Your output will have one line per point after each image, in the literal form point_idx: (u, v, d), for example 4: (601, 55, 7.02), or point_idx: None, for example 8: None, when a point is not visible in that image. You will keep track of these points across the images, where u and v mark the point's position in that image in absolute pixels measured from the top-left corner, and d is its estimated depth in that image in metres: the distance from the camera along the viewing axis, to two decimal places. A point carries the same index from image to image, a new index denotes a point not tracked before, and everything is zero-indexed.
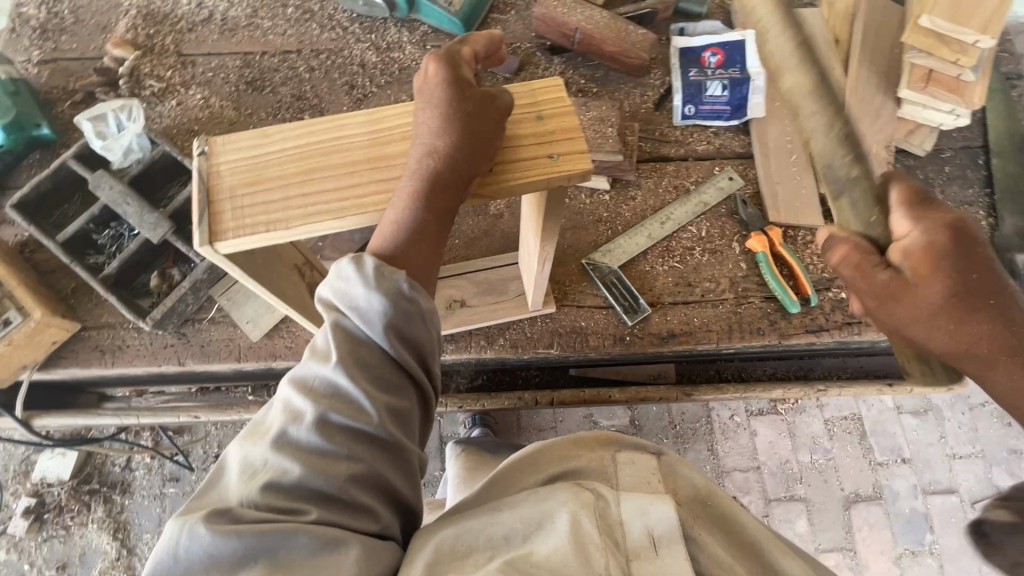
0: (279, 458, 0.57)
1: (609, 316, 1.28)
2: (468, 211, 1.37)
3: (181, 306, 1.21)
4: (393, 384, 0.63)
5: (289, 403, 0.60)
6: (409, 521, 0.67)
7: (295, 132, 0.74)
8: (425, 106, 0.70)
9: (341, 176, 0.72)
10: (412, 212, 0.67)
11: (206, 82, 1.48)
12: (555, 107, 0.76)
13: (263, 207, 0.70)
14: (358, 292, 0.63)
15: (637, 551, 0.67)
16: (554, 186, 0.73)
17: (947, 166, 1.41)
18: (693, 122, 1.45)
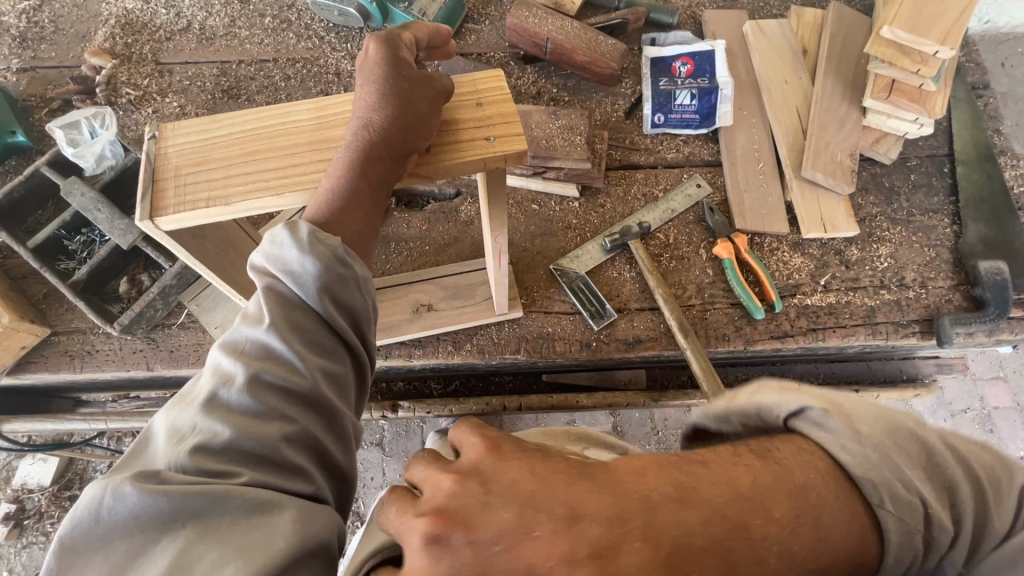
0: (207, 422, 0.56)
1: (576, 322, 1.30)
2: (438, 218, 1.39)
3: (150, 312, 1.22)
4: (327, 347, 0.64)
5: (219, 368, 0.60)
6: (347, 492, 0.65)
7: (243, 117, 0.76)
8: (363, 81, 0.72)
9: (285, 156, 0.73)
10: (346, 181, 0.68)
11: (183, 90, 1.50)
12: (494, 94, 0.78)
13: (205, 185, 0.71)
14: (291, 255, 0.64)
15: None
16: (491, 167, 0.74)
17: (912, 174, 1.43)
18: (662, 130, 1.47)
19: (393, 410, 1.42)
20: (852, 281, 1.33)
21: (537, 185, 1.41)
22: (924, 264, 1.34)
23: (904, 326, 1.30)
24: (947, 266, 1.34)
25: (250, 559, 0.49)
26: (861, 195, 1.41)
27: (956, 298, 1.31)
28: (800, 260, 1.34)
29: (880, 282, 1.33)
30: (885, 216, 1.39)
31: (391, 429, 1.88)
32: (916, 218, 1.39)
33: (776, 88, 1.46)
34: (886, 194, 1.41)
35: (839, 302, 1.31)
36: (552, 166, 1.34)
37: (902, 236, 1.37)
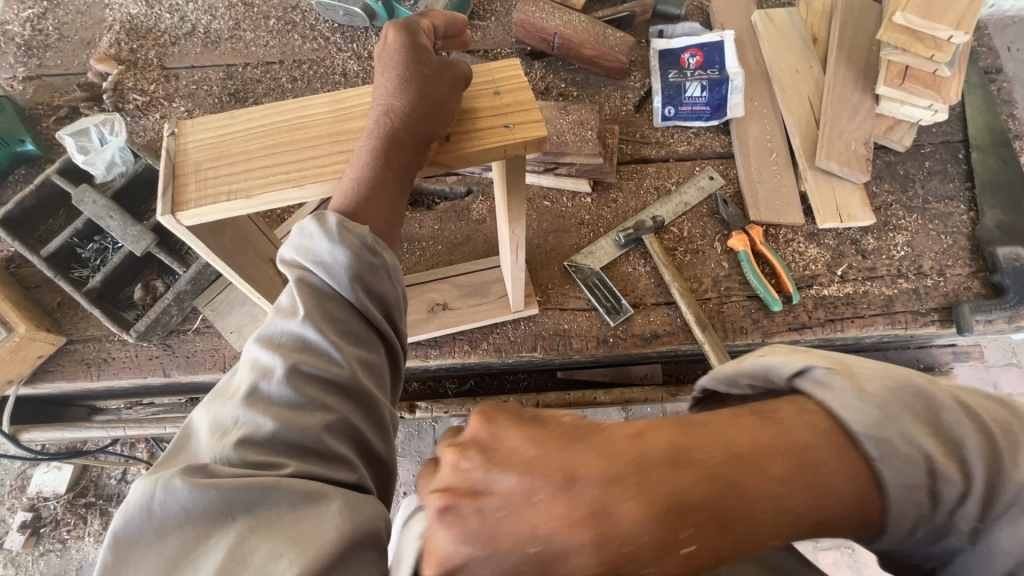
0: (250, 415, 0.56)
1: (592, 318, 1.29)
2: (450, 217, 1.38)
3: (165, 318, 1.22)
4: (361, 336, 0.63)
5: (256, 361, 0.60)
6: (387, 481, 0.64)
7: (261, 112, 0.75)
8: (382, 68, 0.72)
9: (306, 148, 0.72)
10: (369, 168, 0.67)
11: (190, 94, 1.49)
12: (512, 83, 0.77)
13: (226, 179, 0.70)
14: (321, 246, 0.63)
15: None
16: (510, 154, 0.74)
17: (926, 161, 1.42)
18: (673, 123, 1.46)
19: (409, 411, 1.42)
20: (869, 270, 1.32)
21: (549, 182, 1.39)
22: (941, 252, 1.33)
23: (923, 315, 1.29)
24: (964, 253, 1.33)
25: (302, 551, 0.49)
26: (875, 183, 1.40)
27: (974, 285, 1.30)
28: (816, 251, 1.33)
29: (898, 271, 1.32)
30: (901, 204, 1.38)
31: (405, 429, 1.89)
32: (932, 205, 1.38)
33: (786, 77, 1.45)
34: (901, 182, 1.40)
35: (856, 292, 1.30)
36: (563, 161, 1.34)
37: (918, 224, 1.36)
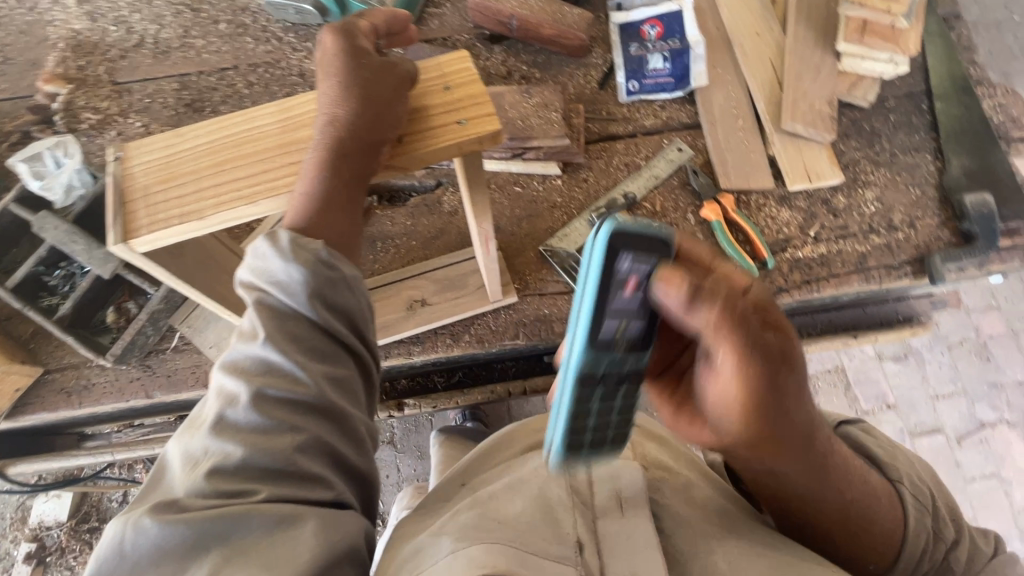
0: (219, 444, 0.56)
1: (571, 300, 1.29)
2: (422, 211, 1.37)
3: (141, 339, 1.22)
4: (326, 352, 0.64)
5: (221, 388, 0.60)
6: (368, 489, 0.67)
7: (205, 128, 0.73)
8: (325, 76, 0.72)
9: (256, 163, 0.71)
10: (317, 181, 0.69)
11: (144, 108, 1.46)
12: (462, 76, 0.76)
13: (177, 202, 0.69)
14: (276, 266, 0.64)
15: (605, 511, 0.69)
16: (466, 151, 0.73)
17: (891, 115, 1.42)
18: (638, 97, 1.45)
19: (398, 409, 1.45)
20: (842, 229, 1.33)
21: (518, 167, 1.38)
22: (910, 204, 1.34)
23: (896, 269, 1.30)
24: (933, 203, 1.34)
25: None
26: (842, 141, 1.40)
27: (944, 234, 1.32)
28: (788, 214, 1.34)
29: (869, 227, 1.33)
30: (868, 160, 1.38)
31: (401, 426, 1.91)
32: (899, 158, 1.38)
33: (747, 41, 1.44)
34: (867, 137, 1.40)
35: (830, 252, 1.31)
36: (530, 146, 1.32)
37: (886, 178, 1.37)
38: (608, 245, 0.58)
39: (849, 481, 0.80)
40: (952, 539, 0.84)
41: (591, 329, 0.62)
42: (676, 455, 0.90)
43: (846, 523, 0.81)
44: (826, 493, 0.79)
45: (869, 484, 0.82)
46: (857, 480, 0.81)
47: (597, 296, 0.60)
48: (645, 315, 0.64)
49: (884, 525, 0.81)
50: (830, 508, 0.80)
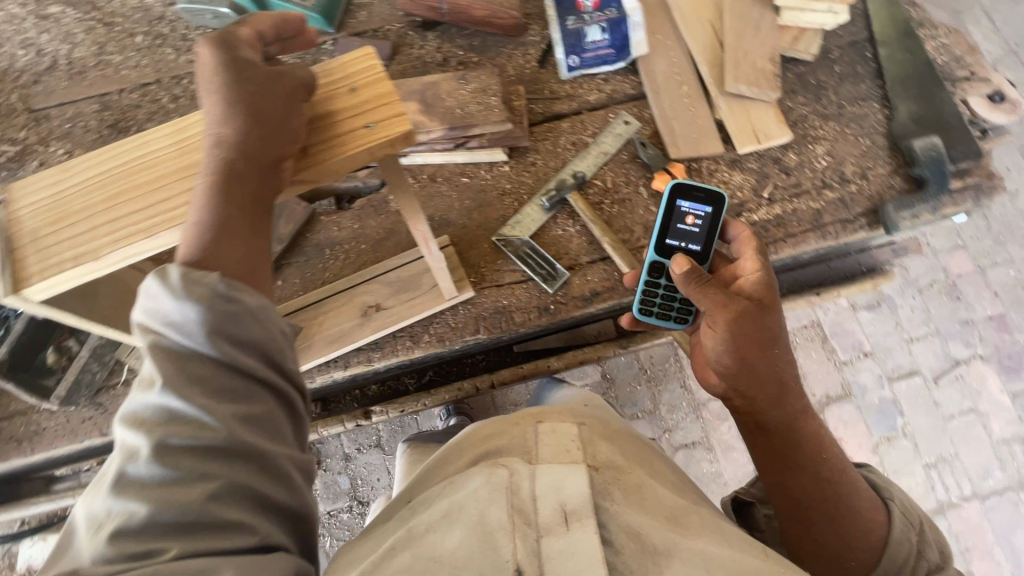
0: (121, 503, 0.54)
1: (529, 289, 1.27)
2: (369, 212, 1.32)
3: (88, 376, 1.19)
4: (237, 391, 0.62)
5: (124, 442, 0.58)
6: (301, 524, 0.66)
7: (90, 162, 0.73)
8: (205, 93, 0.69)
9: (146, 195, 0.71)
10: (210, 208, 0.67)
11: (66, 134, 1.38)
12: (367, 76, 0.75)
13: (69, 243, 0.70)
14: (168, 306, 0.61)
15: (547, 526, 0.59)
16: (378, 155, 0.74)
17: (836, 66, 1.40)
18: (580, 72, 1.40)
19: (365, 417, 1.40)
20: (794, 187, 1.31)
21: (463, 157, 1.34)
22: (861, 155, 1.33)
23: (851, 222, 1.29)
24: (884, 152, 1.33)
25: None
26: (789, 98, 1.37)
27: (896, 182, 1.31)
28: (740, 177, 1.32)
29: (822, 183, 1.31)
30: (817, 114, 1.36)
31: (387, 428, 1.89)
32: (847, 109, 1.36)
33: (685, 4, 1.40)
34: (814, 91, 1.38)
35: (785, 212, 1.30)
36: (472, 134, 1.28)
37: (836, 131, 1.35)
38: (672, 194, 1.13)
39: (820, 458, 0.92)
40: (936, 564, 0.84)
41: (660, 244, 1.13)
42: (632, 450, 0.81)
43: (825, 506, 0.88)
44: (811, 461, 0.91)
45: (848, 477, 0.90)
46: (833, 468, 0.91)
47: (661, 228, 1.14)
48: (699, 241, 1.13)
49: (861, 519, 0.86)
50: (804, 484, 0.91)
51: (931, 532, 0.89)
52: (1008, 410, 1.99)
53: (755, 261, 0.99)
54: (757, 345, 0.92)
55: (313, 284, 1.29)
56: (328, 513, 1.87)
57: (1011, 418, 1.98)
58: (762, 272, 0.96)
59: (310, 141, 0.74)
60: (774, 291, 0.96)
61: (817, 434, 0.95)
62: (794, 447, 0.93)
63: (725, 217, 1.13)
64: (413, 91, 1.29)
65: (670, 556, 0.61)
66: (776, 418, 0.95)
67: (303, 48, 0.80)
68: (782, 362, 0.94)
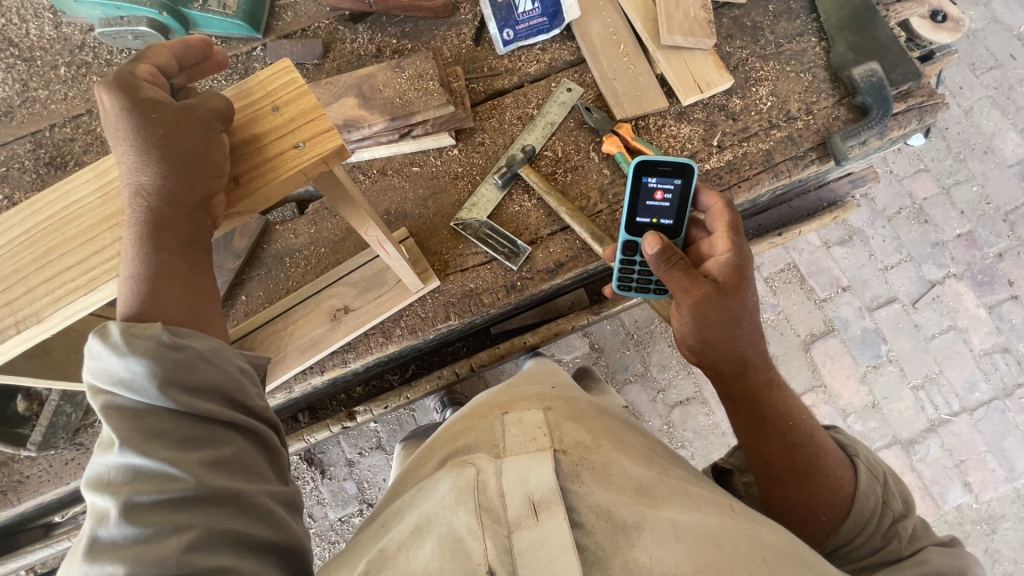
0: (95, 568, 0.50)
1: (494, 269, 1.27)
2: (324, 214, 1.31)
3: (63, 419, 1.16)
4: (200, 437, 0.58)
5: (93, 506, 0.54)
6: (295, 560, 0.62)
7: (14, 220, 0.68)
8: (114, 142, 0.65)
9: (81, 246, 0.67)
10: (143, 259, 0.64)
11: (2, 178, 1.35)
12: (288, 92, 0.70)
13: (7, 308, 0.66)
14: (113, 364, 0.57)
15: (517, 521, 0.56)
16: (313, 174, 0.70)
17: (770, 4, 1.39)
18: (516, 45, 1.38)
19: (350, 418, 1.40)
20: (743, 131, 1.32)
21: (410, 147, 1.32)
22: (804, 91, 1.33)
23: (802, 158, 1.30)
24: (826, 85, 1.33)
25: None
26: (727, 43, 1.37)
27: (842, 113, 1.32)
28: (688, 129, 1.32)
29: (769, 123, 1.32)
30: (756, 56, 1.36)
31: (386, 428, 1.89)
32: (785, 47, 1.36)
33: None
34: (751, 33, 1.37)
35: (737, 157, 1.30)
36: (415, 121, 1.25)
37: (777, 70, 1.35)
38: (636, 171, 1.01)
39: (788, 426, 0.88)
40: (900, 512, 0.84)
41: (630, 223, 1.05)
42: (600, 423, 0.75)
43: (794, 470, 0.86)
44: (778, 424, 0.88)
45: (816, 440, 0.87)
46: (800, 432, 0.87)
47: (630, 207, 1.04)
48: (671, 215, 1.03)
49: (827, 479, 0.85)
50: (773, 449, 0.88)
51: (895, 483, 0.89)
52: (986, 322, 2.03)
53: (726, 241, 0.92)
54: (719, 328, 0.88)
55: (278, 295, 1.28)
56: (339, 520, 1.88)
57: (989, 330, 2.03)
58: (733, 254, 0.90)
59: (240, 169, 0.69)
60: (744, 273, 0.90)
61: (785, 401, 0.90)
62: (761, 414, 0.90)
63: (698, 187, 1.01)
64: (349, 86, 1.26)
65: (641, 529, 0.57)
66: (743, 390, 0.91)
67: (213, 72, 0.75)
68: (747, 342, 0.90)
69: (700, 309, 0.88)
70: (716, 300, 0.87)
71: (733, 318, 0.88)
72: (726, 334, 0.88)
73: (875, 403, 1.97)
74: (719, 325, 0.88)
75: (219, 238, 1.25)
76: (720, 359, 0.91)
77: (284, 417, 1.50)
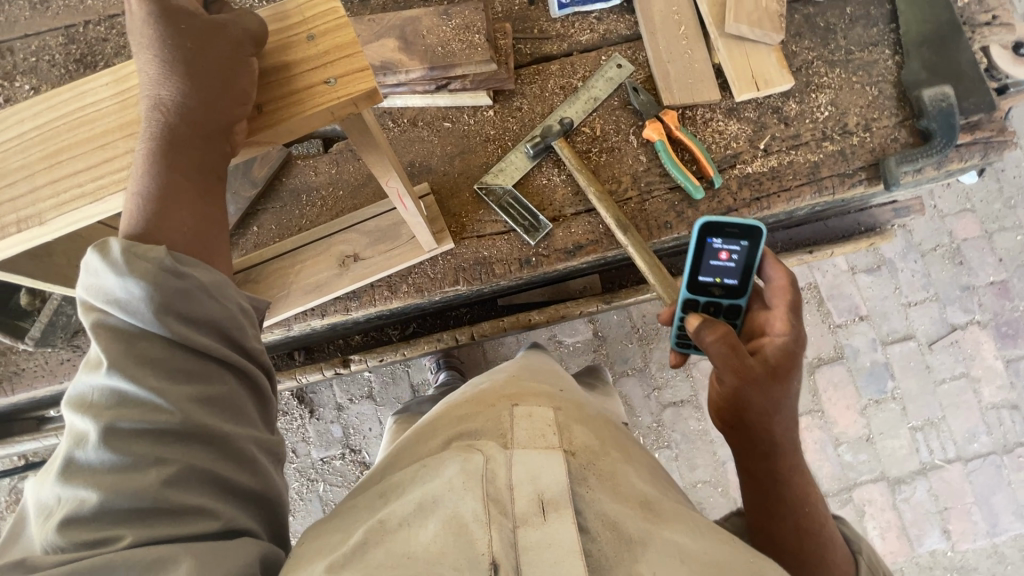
0: (71, 489, 0.48)
1: (511, 240, 1.23)
2: (347, 157, 1.27)
3: (63, 319, 1.17)
4: (192, 371, 0.54)
5: (70, 427, 0.51)
6: (271, 507, 0.60)
7: (29, 113, 0.66)
8: (139, 50, 0.61)
9: (92, 151, 0.64)
10: (154, 176, 0.61)
11: (31, 68, 1.32)
12: (324, 21, 0.65)
13: (12, 205, 0.64)
14: (111, 282, 0.53)
15: (521, 517, 0.52)
16: (340, 115, 0.65)
17: (848, 7, 1.30)
18: (571, 9, 1.31)
19: (345, 365, 1.40)
20: (793, 138, 1.25)
21: (445, 101, 1.27)
22: (866, 105, 1.25)
23: (851, 176, 1.23)
24: (891, 102, 1.25)
25: None
26: (794, 42, 1.28)
27: (901, 135, 1.24)
28: (736, 127, 1.25)
29: (822, 134, 1.25)
30: (822, 60, 1.28)
31: (378, 378, 1.90)
32: (856, 55, 1.28)
33: None
34: (822, 35, 1.29)
35: (782, 164, 1.24)
36: (454, 75, 1.20)
37: (842, 78, 1.27)
38: (702, 230, 0.93)
39: (802, 510, 0.83)
40: None
41: (691, 281, 0.97)
42: (607, 431, 0.71)
43: (798, 554, 0.79)
44: (791, 510, 0.83)
45: (826, 531, 0.81)
46: (813, 520, 0.82)
47: (694, 265, 0.96)
48: (736, 275, 0.95)
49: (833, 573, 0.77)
50: (782, 529, 0.82)
51: None
52: (1001, 376, 1.97)
53: (784, 326, 0.87)
54: (760, 413, 0.83)
55: (289, 232, 1.25)
56: (321, 460, 1.90)
57: (1002, 384, 1.97)
58: (789, 339, 0.85)
59: (264, 98, 0.65)
60: (795, 361, 0.85)
61: (805, 487, 0.85)
62: (775, 495, 0.84)
63: (766, 253, 0.93)
64: (392, 26, 1.21)
65: (647, 546, 0.53)
66: (763, 472, 0.86)
67: None
68: (784, 431, 0.85)
69: (744, 394, 0.82)
70: (761, 387, 0.82)
71: (774, 408, 0.83)
72: (764, 422, 0.83)
73: (870, 437, 1.93)
74: (758, 413, 0.83)
75: (238, 164, 1.22)
76: (751, 441, 0.86)
77: (280, 353, 1.50)
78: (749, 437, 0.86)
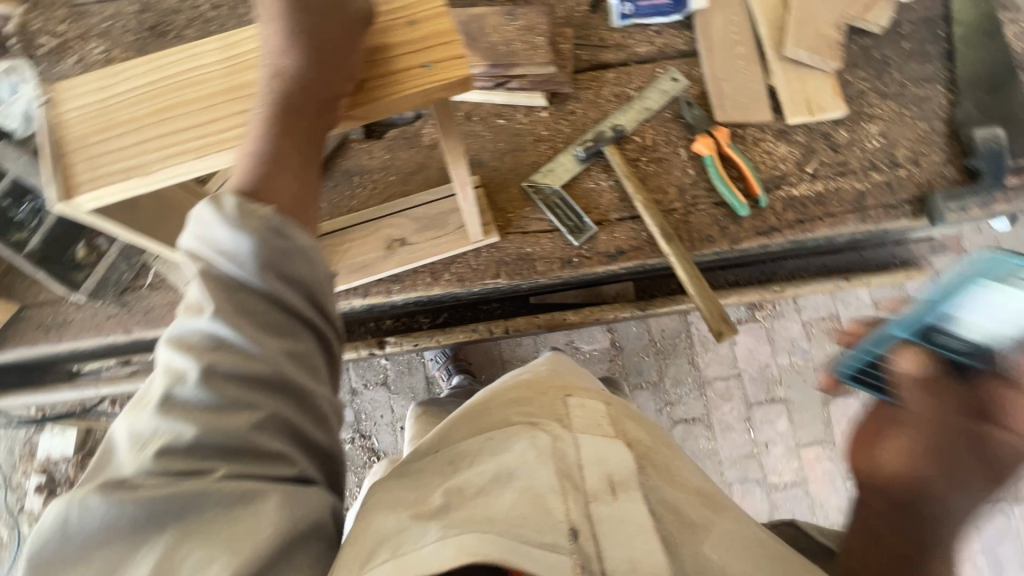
0: (168, 423, 0.50)
1: (554, 240, 1.25)
2: (401, 144, 1.31)
3: (114, 275, 1.22)
4: (283, 327, 0.57)
5: (168, 365, 0.53)
6: (335, 466, 0.62)
7: (141, 70, 0.69)
8: (266, 20, 0.65)
9: (199, 110, 0.67)
10: (269, 138, 0.63)
11: (105, 32, 1.37)
12: (425, 9, 0.68)
13: (119, 154, 0.67)
14: (220, 234, 0.56)
15: (593, 493, 0.54)
16: (434, 98, 0.67)
17: (904, 42, 1.31)
18: (632, 21, 1.33)
19: (380, 346, 1.41)
20: (840, 166, 1.26)
21: (501, 98, 1.30)
22: (916, 139, 1.27)
23: (895, 208, 1.24)
24: (941, 139, 1.27)
25: (235, 552, 0.48)
26: (848, 71, 1.30)
27: (949, 172, 1.25)
28: (785, 149, 1.27)
29: (870, 163, 1.26)
30: (875, 91, 1.29)
31: (395, 367, 1.93)
32: (909, 90, 1.29)
33: None
34: (876, 67, 1.31)
35: (827, 190, 1.25)
36: (514, 74, 1.23)
37: (893, 111, 1.28)
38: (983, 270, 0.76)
39: None
40: None
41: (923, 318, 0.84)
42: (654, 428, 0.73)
43: None
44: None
45: None
46: None
47: (946, 302, 0.81)
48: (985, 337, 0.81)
49: None
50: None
51: None
52: None
53: None
54: (931, 480, 0.78)
55: (337, 213, 1.28)
56: None
57: None
58: None
59: (367, 76, 0.68)
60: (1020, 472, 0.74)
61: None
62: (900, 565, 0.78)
63: None
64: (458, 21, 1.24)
65: (708, 531, 0.58)
66: (894, 533, 0.80)
67: None
68: (955, 519, 0.77)
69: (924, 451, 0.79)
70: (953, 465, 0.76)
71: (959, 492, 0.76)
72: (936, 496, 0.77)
73: None
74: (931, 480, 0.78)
75: None
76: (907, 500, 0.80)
77: None
78: (906, 493, 0.80)
